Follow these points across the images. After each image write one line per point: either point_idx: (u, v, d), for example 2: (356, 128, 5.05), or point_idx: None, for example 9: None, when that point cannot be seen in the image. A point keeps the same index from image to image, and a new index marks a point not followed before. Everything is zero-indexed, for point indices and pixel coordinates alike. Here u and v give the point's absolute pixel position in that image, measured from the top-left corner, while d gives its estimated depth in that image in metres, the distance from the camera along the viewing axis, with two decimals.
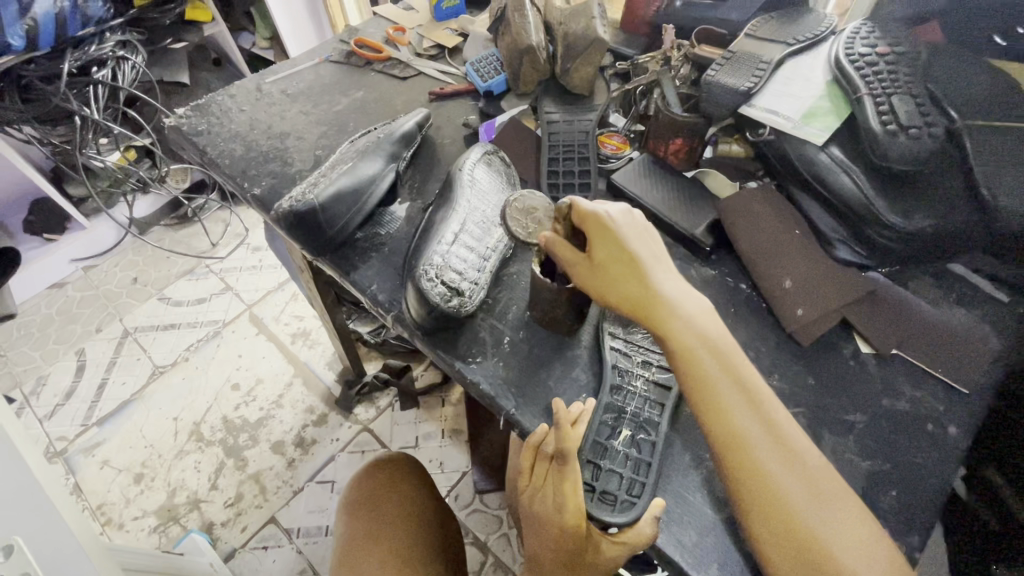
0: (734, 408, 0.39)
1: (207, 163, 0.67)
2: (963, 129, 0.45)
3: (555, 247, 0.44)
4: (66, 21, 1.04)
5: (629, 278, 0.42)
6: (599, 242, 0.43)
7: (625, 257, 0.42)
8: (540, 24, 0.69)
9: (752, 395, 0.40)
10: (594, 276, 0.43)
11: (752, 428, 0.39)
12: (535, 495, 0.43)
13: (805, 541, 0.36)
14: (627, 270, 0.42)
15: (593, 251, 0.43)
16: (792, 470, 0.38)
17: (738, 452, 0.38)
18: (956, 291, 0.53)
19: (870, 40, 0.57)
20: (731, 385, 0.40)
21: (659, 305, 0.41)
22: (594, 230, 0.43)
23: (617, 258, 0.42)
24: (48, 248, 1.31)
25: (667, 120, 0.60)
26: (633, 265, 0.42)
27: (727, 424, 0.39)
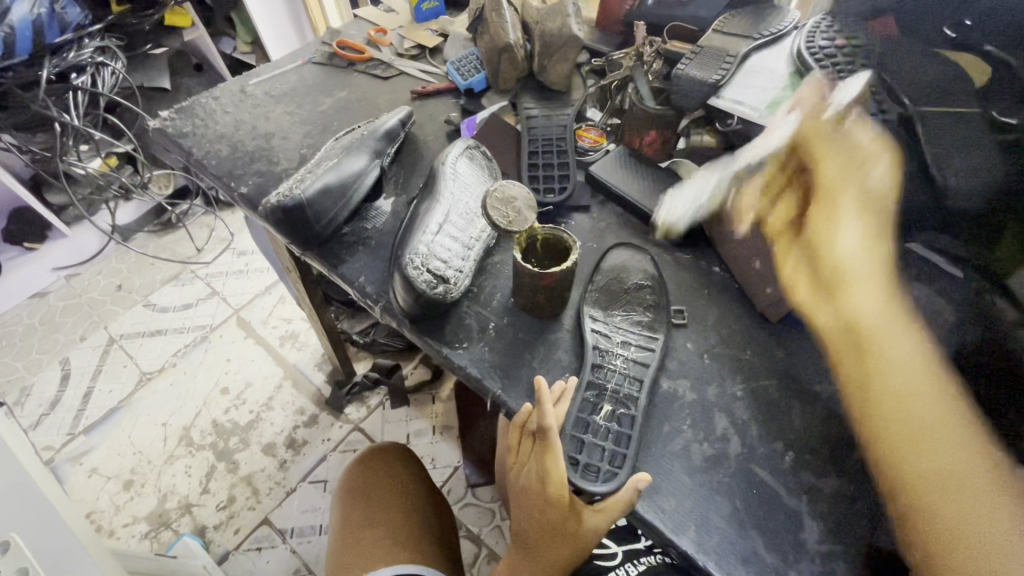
0: (900, 384, 0.38)
1: (193, 164, 0.68)
2: (916, 115, 0.49)
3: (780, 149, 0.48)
4: (43, 27, 1.03)
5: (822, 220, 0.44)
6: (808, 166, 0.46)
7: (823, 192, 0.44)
8: (518, 24, 0.71)
9: (927, 366, 0.39)
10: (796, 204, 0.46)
11: (902, 395, 0.38)
12: (522, 468, 0.46)
13: (934, 515, 0.35)
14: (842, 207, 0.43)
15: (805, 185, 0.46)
16: (949, 440, 0.36)
17: (884, 414, 0.38)
18: (915, 270, 0.56)
19: (830, 34, 0.61)
20: (906, 366, 0.39)
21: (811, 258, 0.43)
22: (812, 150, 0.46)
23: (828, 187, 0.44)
24: (29, 257, 1.30)
25: (641, 114, 0.62)
26: (874, 205, 0.43)
27: (887, 391, 0.38)
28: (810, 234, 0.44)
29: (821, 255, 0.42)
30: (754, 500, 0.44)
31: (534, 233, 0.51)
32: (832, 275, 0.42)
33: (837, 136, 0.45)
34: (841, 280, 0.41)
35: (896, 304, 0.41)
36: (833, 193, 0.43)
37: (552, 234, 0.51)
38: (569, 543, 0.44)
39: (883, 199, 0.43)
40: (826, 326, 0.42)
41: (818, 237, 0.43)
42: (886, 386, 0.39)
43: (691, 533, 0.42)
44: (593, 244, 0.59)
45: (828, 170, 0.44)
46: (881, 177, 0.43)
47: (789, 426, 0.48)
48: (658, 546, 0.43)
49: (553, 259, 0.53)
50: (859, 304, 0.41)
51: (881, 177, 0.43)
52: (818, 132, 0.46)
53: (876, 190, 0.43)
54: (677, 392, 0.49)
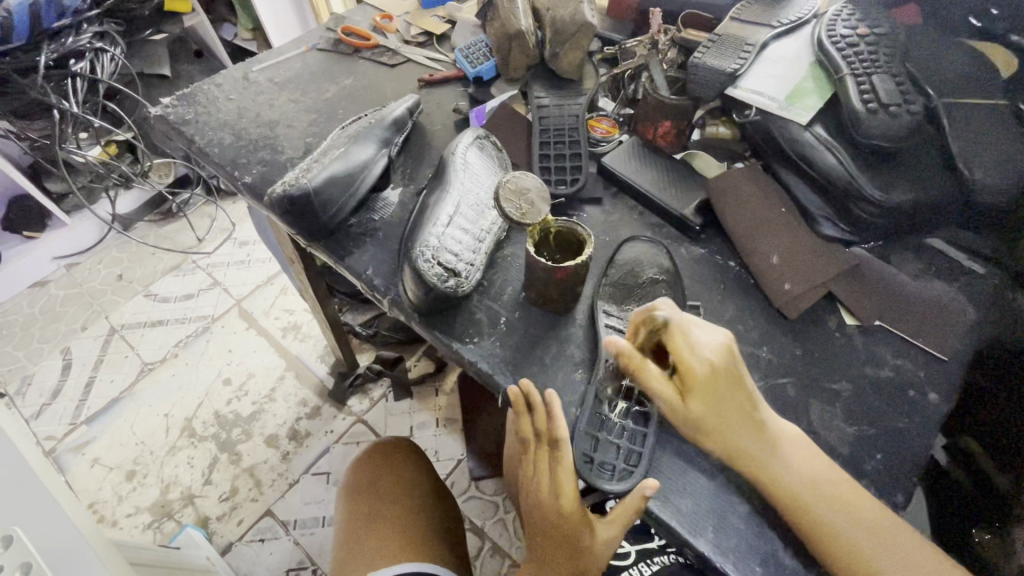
0: (803, 492, 0.41)
1: (196, 152, 0.67)
2: (941, 107, 0.49)
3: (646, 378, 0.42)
4: (41, 10, 1.01)
5: (718, 392, 0.42)
6: (699, 395, 0.42)
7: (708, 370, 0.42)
8: (528, 10, 0.70)
9: (817, 461, 0.43)
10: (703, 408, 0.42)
11: (815, 484, 0.41)
12: (528, 487, 0.45)
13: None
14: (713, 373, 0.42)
15: (686, 388, 0.42)
16: (872, 530, 0.40)
17: (816, 518, 0.40)
18: (935, 265, 0.55)
19: (851, 22, 0.57)
20: (799, 463, 0.42)
21: (706, 423, 0.42)
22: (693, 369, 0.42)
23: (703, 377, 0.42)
24: (29, 246, 1.29)
25: (655, 103, 0.61)
26: (721, 375, 0.42)
27: (796, 499, 0.41)
28: (678, 411, 0.43)
29: (691, 425, 0.43)
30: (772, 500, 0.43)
31: (547, 227, 0.50)
32: (712, 430, 0.42)
33: (674, 329, 0.43)
34: (715, 433, 0.42)
35: (743, 408, 0.42)
36: (691, 387, 0.42)
37: (566, 227, 0.50)
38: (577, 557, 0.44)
39: (725, 364, 0.42)
40: (722, 453, 0.43)
41: (696, 420, 0.42)
42: (773, 478, 0.41)
43: (707, 534, 0.42)
44: (606, 237, 0.58)
45: (684, 361, 0.42)
46: (711, 354, 0.42)
47: (807, 424, 0.47)
48: (674, 547, 0.43)
49: (566, 253, 0.51)
50: (738, 433, 0.42)
51: (709, 346, 0.43)
52: (668, 329, 0.43)
53: (720, 366, 0.42)
54: None
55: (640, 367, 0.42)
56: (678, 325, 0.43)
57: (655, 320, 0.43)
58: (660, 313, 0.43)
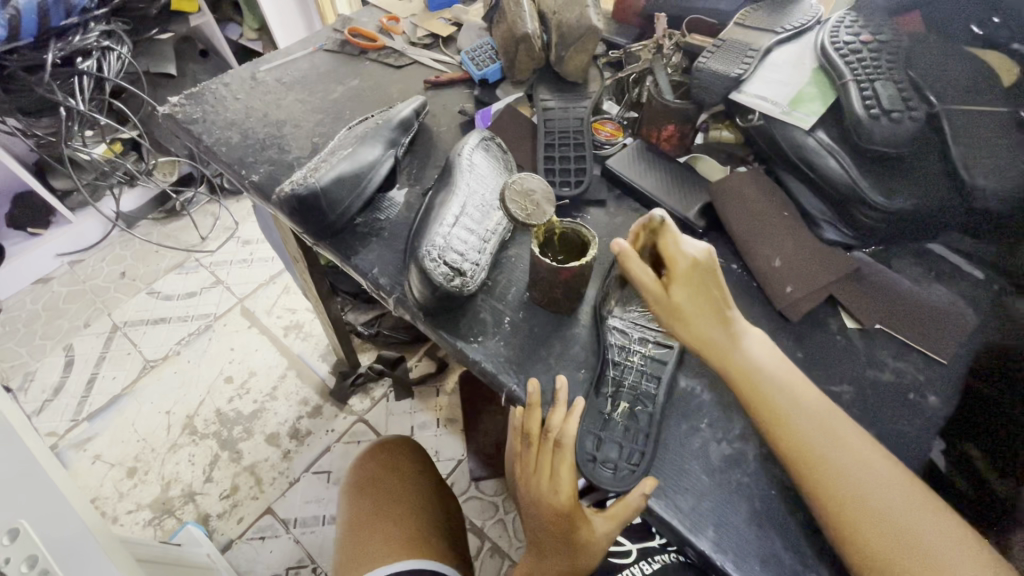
0: (823, 447, 0.41)
1: (204, 151, 0.67)
2: (942, 113, 0.50)
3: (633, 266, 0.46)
4: (48, 9, 1.01)
5: (707, 296, 0.45)
6: (679, 288, 0.45)
7: (694, 271, 0.45)
8: (535, 14, 0.70)
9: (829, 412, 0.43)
10: (686, 306, 0.45)
11: (831, 439, 0.41)
12: (527, 482, 0.46)
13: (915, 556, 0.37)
14: (701, 276, 0.45)
15: (673, 289, 0.45)
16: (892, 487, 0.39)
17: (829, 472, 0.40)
18: (936, 269, 0.56)
19: (854, 29, 0.59)
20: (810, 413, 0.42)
21: (691, 322, 0.45)
22: (682, 272, 0.45)
23: (690, 280, 0.45)
24: (33, 243, 1.29)
25: (660, 107, 0.62)
26: (703, 273, 0.45)
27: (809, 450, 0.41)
28: (657, 299, 0.46)
29: (668, 313, 0.46)
30: (774, 499, 0.44)
31: (552, 227, 0.50)
32: (688, 322, 0.45)
33: (666, 230, 0.46)
34: (688, 322, 0.45)
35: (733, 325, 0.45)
36: (674, 277, 0.45)
37: (571, 228, 0.50)
38: (570, 553, 0.45)
39: (708, 265, 0.45)
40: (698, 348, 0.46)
41: (675, 307, 0.45)
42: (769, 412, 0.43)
43: (709, 533, 0.42)
44: (610, 239, 0.59)
45: (669, 255, 0.45)
46: (695, 253, 0.45)
47: None
48: (676, 545, 0.43)
49: (568, 254, 0.52)
50: (708, 325, 0.45)
51: (695, 246, 0.45)
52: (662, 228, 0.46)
53: (703, 265, 0.44)
54: (696, 391, 0.49)
55: (627, 257, 0.45)
56: (671, 227, 0.46)
57: (652, 222, 0.46)
58: (656, 213, 0.45)
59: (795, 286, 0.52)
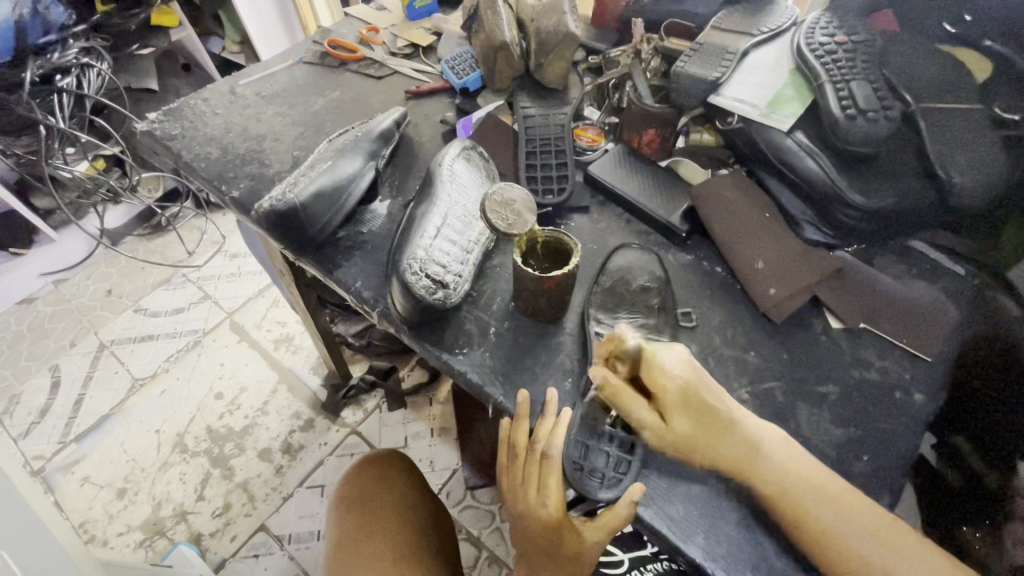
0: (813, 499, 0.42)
1: (183, 167, 0.67)
2: (919, 112, 0.50)
3: (623, 401, 0.45)
4: (26, 28, 1.03)
5: (711, 418, 0.44)
6: (680, 418, 0.44)
7: (688, 392, 0.45)
8: (514, 21, 0.70)
9: (809, 464, 0.43)
10: (698, 429, 0.44)
11: (810, 487, 0.42)
12: (515, 494, 0.46)
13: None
14: (695, 400, 0.45)
15: (675, 423, 0.44)
16: (858, 524, 0.41)
17: (809, 519, 0.41)
18: (918, 267, 0.56)
19: (829, 30, 0.59)
20: (785, 457, 0.43)
21: (710, 450, 0.44)
22: (679, 403, 0.45)
23: (686, 407, 0.44)
24: (15, 263, 1.27)
25: (640, 112, 0.62)
26: (693, 394, 0.45)
27: (794, 501, 0.42)
28: (661, 437, 0.44)
29: (676, 445, 0.44)
30: (764, 506, 0.43)
31: (534, 236, 0.50)
32: (704, 449, 0.44)
33: (643, 355, 0.46)
34: (705, 450, 0.44)
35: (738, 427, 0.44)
36: (669, 407, 0.44)
37: (552, 236, 0.50)
38: (561, 565, 0.45)
39: (694, 379, 0.46)
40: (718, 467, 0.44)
41: (682, 442, 0.44)
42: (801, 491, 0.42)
43: (699, 540, 0.42)
44: (594, 245, 0.58)
45: (657, 383, 0.45)
46: (680, 375, 0.45)
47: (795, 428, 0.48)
48: (667, 554, 0.43)
49: (553, 262, 0.52)
50: (727, 442, 0.44)
51: (676, 364, 0.46)
52: (641, 353, 0.46)
53: (690, 382, 0.45)
54: None
55: (625, 400, 0.45)
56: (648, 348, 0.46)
57: (627, 350, 0.47)
58: (629, 342, 0.47)
59: (779, 287, 0.52)
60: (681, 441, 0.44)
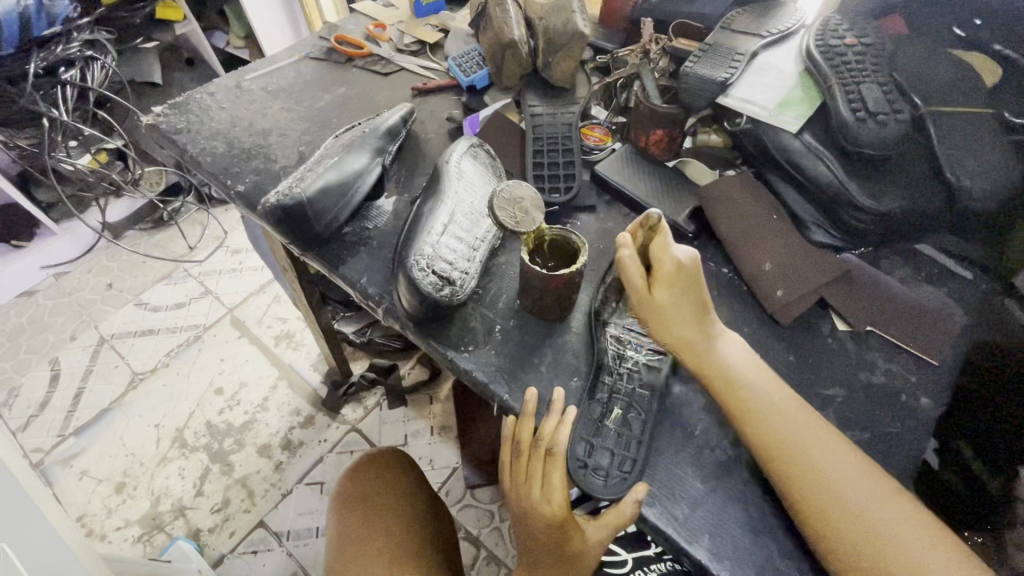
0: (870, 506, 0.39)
1: (188, 161, 0.66)
2: (928, 116, 0.51)
3: (623, 257, 0.47)
4: (31, 22, 1.01)
5: (691, 315, 0.47)
6: (662, 289, 0.47)
7: (690, 281, 0.47)
8: (521, 20, 0.70)
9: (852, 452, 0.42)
10: (671, 304, 0.47)
11: (828, 453, 0.42)
12: (520, 491, 0.46)
13: (865, 524, 0.39)
14: (688, 289, 0.47)
15: (657, 291, 0.47)
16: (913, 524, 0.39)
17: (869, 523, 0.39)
18: (925, 270, 0.56)
19: (841, 32, 0.58)
20: (848, 473, 0.41)
21: (694, 350, 0.47)
22: (671, 279, 0.47)
23: (678, 297, 0.47)
24: (17, 256, 1.27)
25: (647, 112, 0.61)
26: (690, 278, 0.47)
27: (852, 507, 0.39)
28: (640, 296, 0.48)
29: (648, 311, 0.48)
30: (769, 508, 0.43)
31: (541, 234, 0.50)
32: (667, 319, 0.47)
33: (660, 230, 0.47)
34: (666, 321, 0.47)
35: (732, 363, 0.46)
36: (658, 279, 0.47)
37: (559, 234, 0.50)
38: (565, 566, 0.45)
39: (694, 268, 0.47)
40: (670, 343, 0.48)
41: (655, 307, 0.47)
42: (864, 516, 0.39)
43: (705, 541, 0.42)
44: (601, 245, 0.58)
45: (657, 257, 0.47)
46: (683, 259, 0.46)
47: None
48: (672, 554, 0.43)
49: (559, 261, 0.51)
50: (685, 324, 0.47)
51: (683, 252, 0.47)
52: (657, 228, 0.47)
53: (689, 269, 0.46)
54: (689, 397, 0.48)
55: (623, 250, 0.47)
56: (664, 230, 0.47)
57: (650, 220, 0.47)
58: (656, 213, 0.46)
59: (787, 289, 0.52)
60: (659, 318, 0.47)
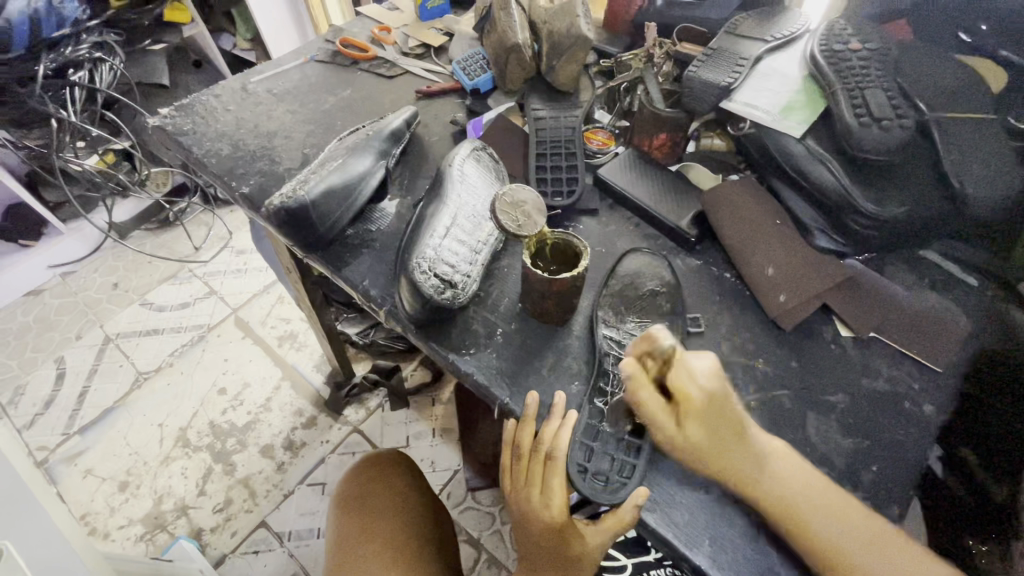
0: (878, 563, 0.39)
1: (194, 162, 0.67)
2: (932, 122, 0.50)
3: (640, 396, 0.43)
4: (41, 22, 1.01)
5: (732, 437, 0.43)
6: (693, 422, 0.43)
7: (718, 401, 0.43)
8: (526, 23, 0.70)
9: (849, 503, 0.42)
10: (707, 440, 0.43)
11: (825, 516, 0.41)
12: (519, 495, 0.46)
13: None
14: (721, 417, 0.43)
15: (689, 430, 0.43)
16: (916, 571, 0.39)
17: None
18: (931, 278, 0.55)
19: (845, 38, 0.59)
20: (855, 536, 0.40)
21: (742, 472, 0.42)
22: (700, 411, 0.43)
23: (714, 423, 0.43)
24: (25, 255, 1.28)
25: (651, 116, 0.62)
26: (719, 402, 0.43)
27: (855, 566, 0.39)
28: (673, 437, 0.43)
29: (684, 451, 0.43)
30: (769, 515, 0.43)
31: (543, 238, 0.50)
32: (709, 458, 0.43)
33: (675, 363, 0.44)
34: (710, 457, 0.42)
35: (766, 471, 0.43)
36: (687, 412, 0.43)
37: (561, 238, 0.50)
38: (564, 569, 0.45)
39: (720, 391, 0.44)
40: (723, 478, 0.43)
41: (690, 446, 0.43)
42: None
43: (705, 547, 0.42)
44: (603, 249, 0.58)
45: (680, 386, 0.44)
46: (706, 383, 0.44)
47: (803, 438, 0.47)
48: (671, 560, 0.43)
49: (561, 264, 0.52)
50: (729, 453, 0.43)
51: (705, 374, 0.44)
52: (672, 355, 0.45)
53: (715, 390, 0.44)
54: None
55: (640, 386, 0.43)
56: (679, 355, 0.45)
57: (659, 350, 0.45)
58: (665, 341, 0.45)
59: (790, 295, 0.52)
60: (694, 450, 0.43)
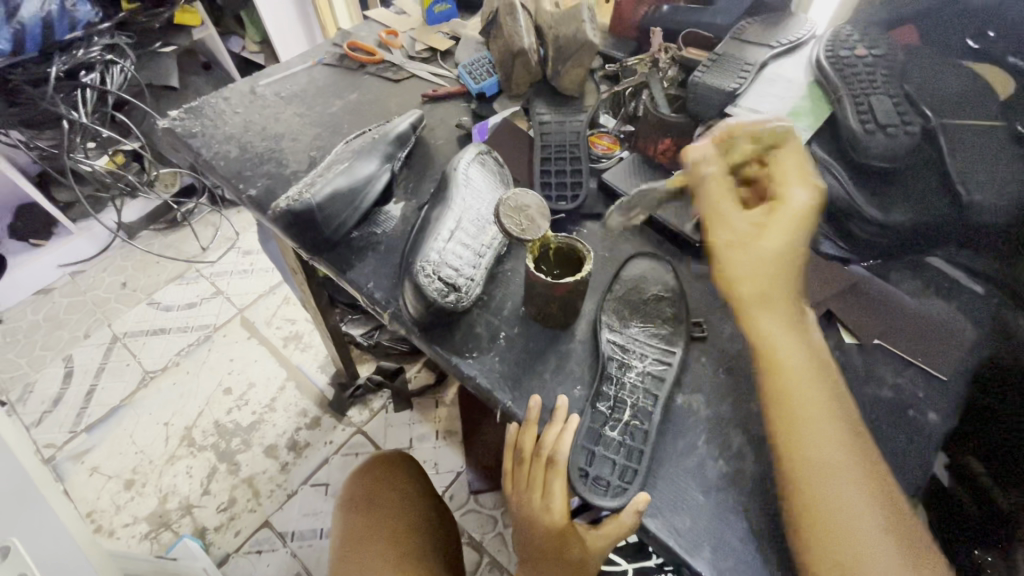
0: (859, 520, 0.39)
1: (202, 164, 0.68)
2: (939, 127, 0.51)
3: (716, 181, 0.49)
4: (54, 24, 1.02)
5: (785, 264, 0.45)
6: (770, 231, 0.46)
7: (799, 220, 0.46)
8: (531, 28, 0.71)
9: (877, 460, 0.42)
10: (753, 243, 0.46)
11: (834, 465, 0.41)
12: (521, 498, 0.46)
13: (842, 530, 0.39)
14: (796, 234, 0.46)
15: (746, 226, 0.47)
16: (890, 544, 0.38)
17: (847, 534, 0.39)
18: (936, 284, 0.54)
19: (852, 44, 0.59)
20: (851, 490, 0.40)
21: (769, 312, 0.45)
22: (779, 220, 0.46)
23: (777, 237, 0.45)
24: (35, 255, 1.30)
25: (655, 121, 0.62)
26: (802, 219, 0.46)
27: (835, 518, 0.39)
28: (725, 232, 0.48)
29: (733, 238, 0.47)
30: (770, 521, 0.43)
31: (547, 242, 0.50)
32: (751, 257, 0.46)
33: (788, 156, 0.48)
34: (751, 253, 0.46)
35: (814, 376, 0.44)
36: (770, 220, 0.46)
37: (564, 242, 0.50)
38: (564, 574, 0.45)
39: (811, 214, 0.46)
40: (746, 290, 0.46)
41: (741, 240, 0.47)
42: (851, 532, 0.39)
43: (706, 553, 0.42)
44: (607, 253, 0.58)
45: (778, 184, 0.47)
46: (805, 196, 0.46)
47: None
48: (672, 566, 0.43)
49: (563, 269, 0.51)
50: (767, 278, 0.45)
51: (806, 193, 0.46)
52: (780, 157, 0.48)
53: (808, 207, 0.46)
54: (693, 407, 0.48)
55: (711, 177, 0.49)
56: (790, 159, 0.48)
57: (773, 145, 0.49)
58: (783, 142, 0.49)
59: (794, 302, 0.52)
60: (749, 261, 0.46)
